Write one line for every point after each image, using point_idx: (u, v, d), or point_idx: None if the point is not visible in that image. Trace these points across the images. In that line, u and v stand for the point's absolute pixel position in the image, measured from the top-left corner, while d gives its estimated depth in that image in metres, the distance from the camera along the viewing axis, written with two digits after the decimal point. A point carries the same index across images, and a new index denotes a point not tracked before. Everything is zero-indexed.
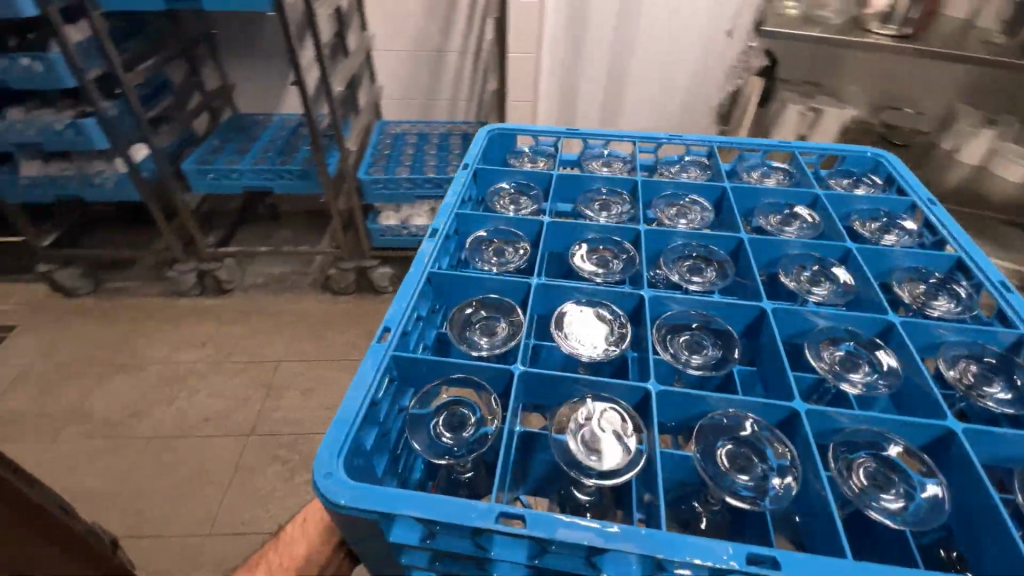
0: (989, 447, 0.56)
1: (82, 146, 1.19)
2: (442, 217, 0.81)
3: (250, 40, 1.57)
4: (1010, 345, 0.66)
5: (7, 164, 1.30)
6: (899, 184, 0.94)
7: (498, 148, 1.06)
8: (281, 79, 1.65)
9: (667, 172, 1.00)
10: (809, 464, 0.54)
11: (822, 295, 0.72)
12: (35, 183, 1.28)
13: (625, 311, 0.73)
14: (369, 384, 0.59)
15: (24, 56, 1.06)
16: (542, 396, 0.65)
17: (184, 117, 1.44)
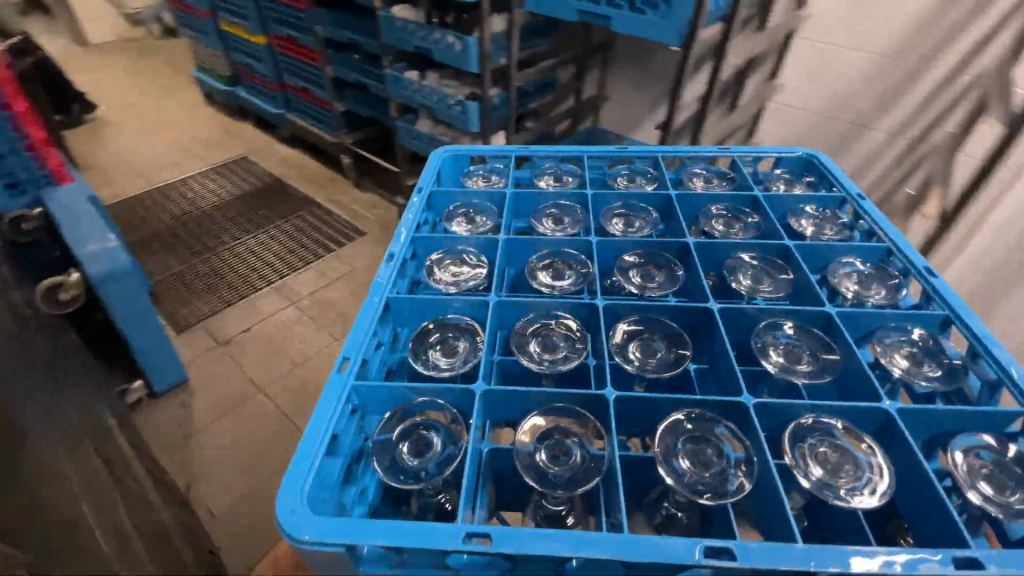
0: (935, 421, 0.57)
1: (459, 122, 1.34)
2: (395, 243, 0.77)
3: (640, 60, 1.55)
4: (938, 324, 0.68)
5: (413, 116, 1.58)
6: (826, 180, 0.93)
7: (454, 167, 0.98)
8: (652, 106, 1.60)
9: (618, 180, 0.95)
10: (761, 459, 0.54)
11: (770, 292, 0.72)
12: (420, 137, 1.52)
13: (579, 318, 0.71)
14: (330, 418, 0.56)
15: (452, 36, 1.21)
16: (500, 414, 0.62)
17: (549, 117, 1.52)
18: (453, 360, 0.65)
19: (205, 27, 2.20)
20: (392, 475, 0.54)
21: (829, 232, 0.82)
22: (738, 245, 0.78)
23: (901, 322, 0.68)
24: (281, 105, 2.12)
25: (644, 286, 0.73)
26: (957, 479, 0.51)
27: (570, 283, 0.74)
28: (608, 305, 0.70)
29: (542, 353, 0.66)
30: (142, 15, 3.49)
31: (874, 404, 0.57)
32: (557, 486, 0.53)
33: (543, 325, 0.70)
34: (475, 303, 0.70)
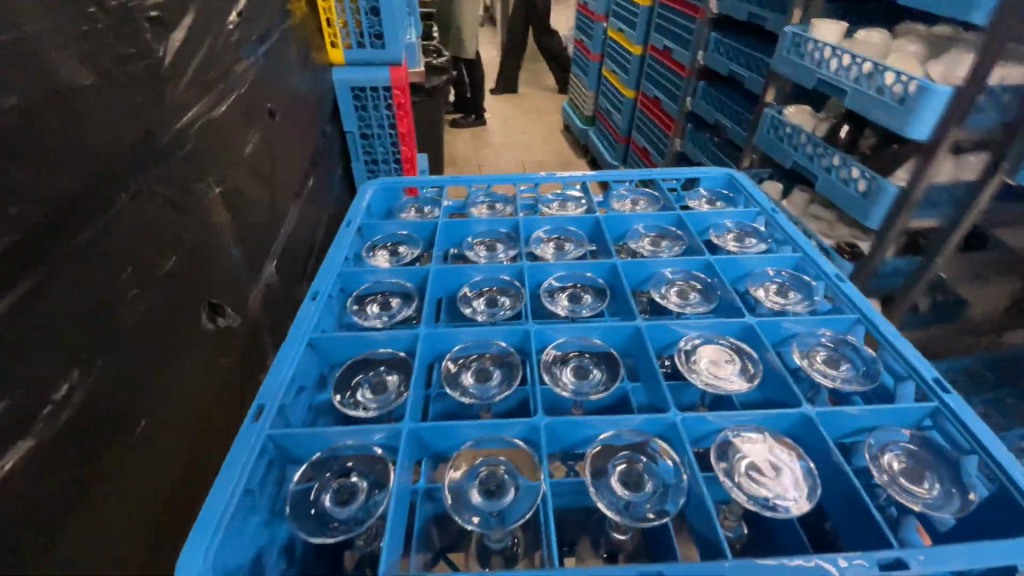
0: (851, 423, 0.44)
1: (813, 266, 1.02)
2: (318, 280, 0.58)
3: None
4: (845, 329, 0.53)
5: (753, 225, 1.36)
6: (744, 196, 0.74)
7: (380, 201, 0.77)
8: None
9: (546, 205, 0.75)
10: (686, 464, 0.41)
11: (694, 307, 0.56)
12: None
13: (513, 344, 0.53)
14: (234, 478, 0.39)
15: (863, 171, 0.85)
16: (429, 448, 0.45)
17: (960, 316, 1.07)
18: (381, 398, 0.48)
19: (589, 69, 2.39)
20: (315, 536, 0.38)
21: (755, 247, 0.64)
22: (656, 262, 0.60)
23: (808, 329, 0.53)
24: (620, 159, 2.17)
25: (576, 310, 0.57)
26: (885, 486, 0.39)
27: (507, 308, 0.57)
28: (537, 326, 0.53)
29: (479, 387, 0.49)
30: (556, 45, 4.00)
31: (789, 412, 0.44)
32: (491, 513, 0.40)
33: (474, 359, 0.52)
34: (396, 335, 0.52)
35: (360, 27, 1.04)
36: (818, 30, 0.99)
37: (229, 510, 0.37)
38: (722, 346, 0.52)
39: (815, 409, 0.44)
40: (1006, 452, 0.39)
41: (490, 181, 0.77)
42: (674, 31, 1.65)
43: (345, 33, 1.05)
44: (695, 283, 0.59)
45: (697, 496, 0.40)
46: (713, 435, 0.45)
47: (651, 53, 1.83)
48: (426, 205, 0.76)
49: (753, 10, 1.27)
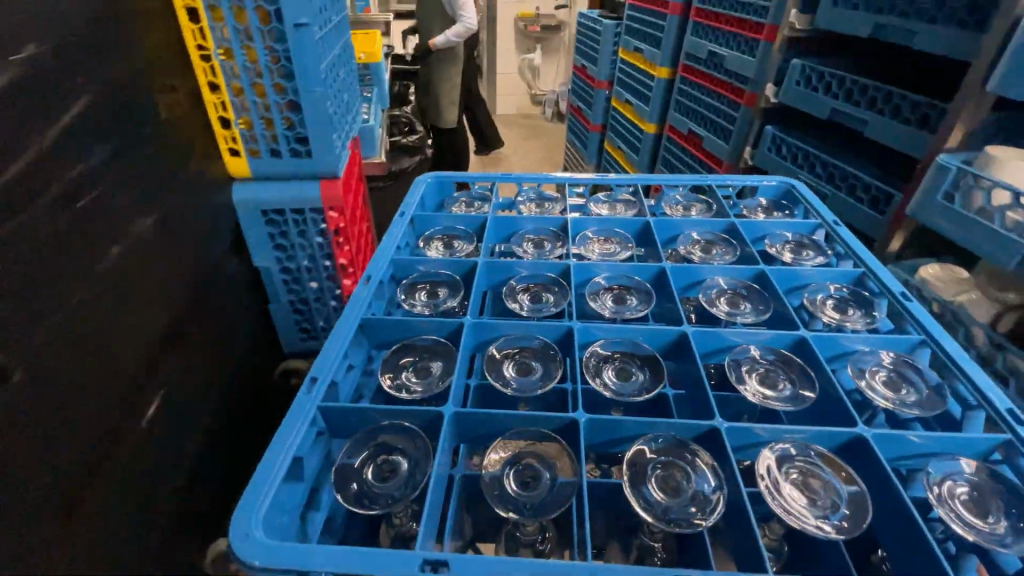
0: (912, 448, 0.42)
1: None
2: (372, 265, 0.60)
3: None
4: (908, 350, 0.50)
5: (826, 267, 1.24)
6: (802, 207, 0.71)
7: (432, 195, 0.78)
8: None
9: (597, 207, 0.74)
10: (728, 475, 0.40)
11: (744, 316, 0.54)
12: None
13: (553, 339, 0.54)
14: (289, 442, 0.41)
15: None
16: (468, 436, 0.46)
17: None
18: (426, 384, 0.49)
19: (589, 141, 2.23)
20: (360, 508, 0.39)
21: (811, 260, 0.62)
22: (708, 268, 0.60)
23: (867, 347, 0.51)
24: None
25: (619, 310, 0.56)
26: (947, 519, 0.37)
27: (551, 305, 0.57)
28: (581, 324, 0.53)
29: (520, 380, 0.49)
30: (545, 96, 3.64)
31: (846, 430, 0.42)
32: (526, 506, 0.40)
33: (518, 352, 0.52)
34: (442, 323, 0.53)
35: (273, 130, 0.78)
36: (1000, 168, 0.66)
37: (281, 471, 0.39)
38: (772, 358, 0.50)
39: (871, 430, 0.42)
40: None
41: (541, 181, 0.78)
42: (706, 116, 1.44)
43: (247, 143, 0.80)
44: (747, 292, 0.57)
45: (737, 504, 0.39)
46: (757, 448, 0.43)
47: (668, 132, 1.67)
48: (476, 201, 0.77)
49: (841, 108, 0.94)
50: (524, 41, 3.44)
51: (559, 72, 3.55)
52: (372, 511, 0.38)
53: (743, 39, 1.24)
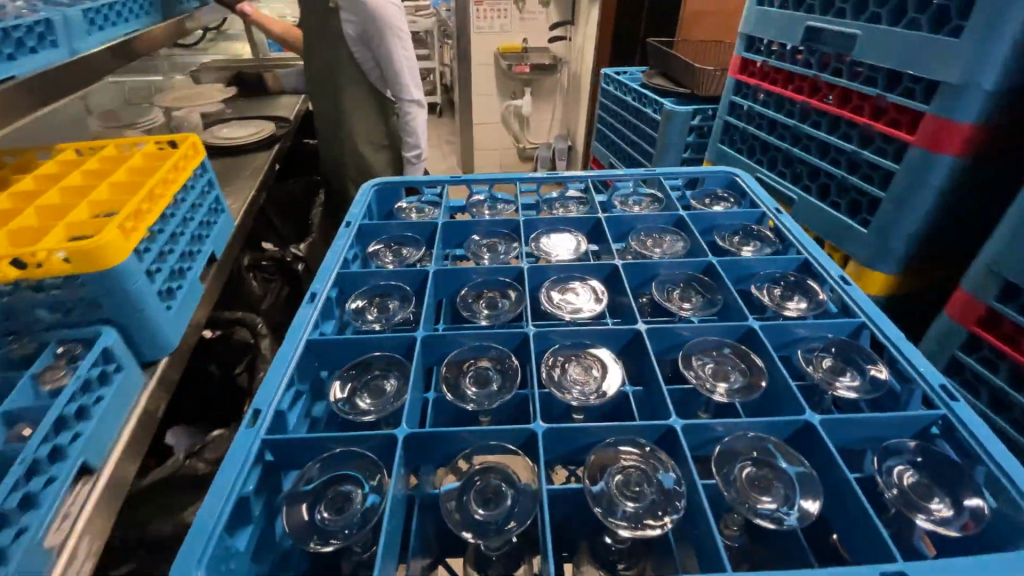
0: (857, 431, 0.43)
1: None
2: (316, 279, 0.58)
3: None
4: (850, 333, 0.52)
5: None
6: (748, 197, 0.72)
7: (379, 202, 0.76)
8: None
9: (551, 206, 0.74)
10: (685, 477, 0.41)
11: (694, 307, 0.55)
12: None
13: (509, 347, 0.53)
14: (230, 484, 0.39)
15: None
16: (428, 456, 0.44)
17: None
18: (379, 403, 0.48)
19: None
20: (311, 545, 0.37)
21: (751, 249, 0.63)
22: (661, 262, 0.60)
23: (812, 332, 0.52)
24: None
25: (572, 309, 0.56)
26: (895, 502, 0.38)
27: (506, 313, 0.56)
28: (538, 330, 0.53)
29: (480, 392, 0.48)
30: (536, 151, 2.74)
31: (795, 419, 0.43)
32: (487, 528, 0.39)
33: (471, 363, 0.51)
34: (394, 339, 0.52)
35: None
36: None
37: (224, 516, 0.37)
38: (722, 349, 0.51)
39: (822, 417, 0.43)
40: (1009, 457, 0.39)
41: (494, 183, 0.76)
42: None
43: None
44: (696, 282, 0.59)
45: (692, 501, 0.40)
46: (714, 443, 0.44)
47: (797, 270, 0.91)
48: (426, 207, 0.75)
49: None
50: (508, 84, 2.55)
51: (551, 124, 2.72)
52: (322, 548, 0.37)
53: (840, 121, 0.80)
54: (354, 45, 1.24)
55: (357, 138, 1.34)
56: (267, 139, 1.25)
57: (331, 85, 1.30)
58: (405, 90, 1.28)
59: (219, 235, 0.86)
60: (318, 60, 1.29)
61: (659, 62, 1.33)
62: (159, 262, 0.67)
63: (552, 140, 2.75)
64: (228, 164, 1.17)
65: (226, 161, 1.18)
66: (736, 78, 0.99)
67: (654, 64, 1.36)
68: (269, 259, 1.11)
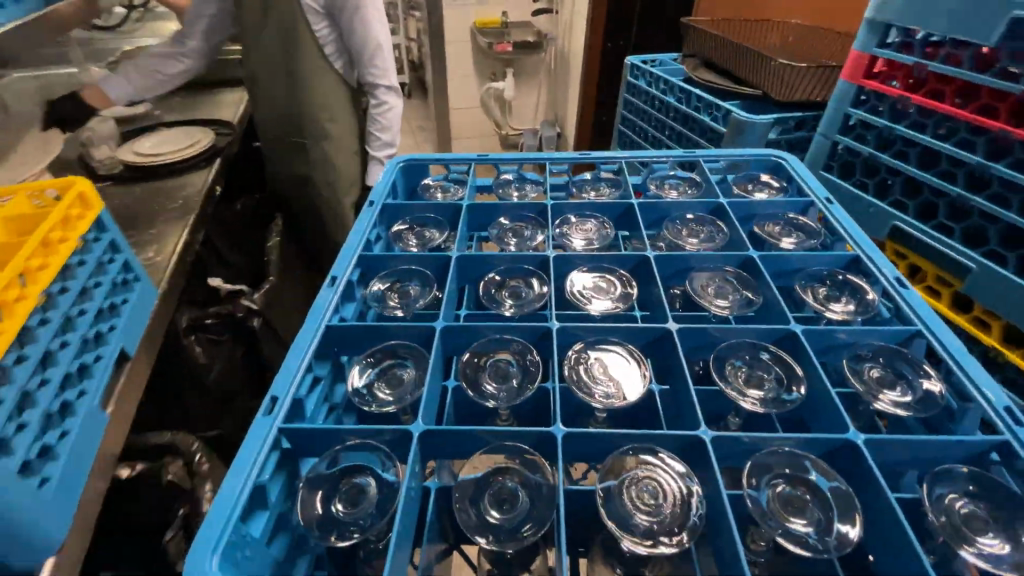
0: (904, 451, 0.40)
1: None
2: (338, 262, 0.56)
3: None
4: (902, 340, 0.48)
5: None
6: (796, 185, 0.67)
7: (403, 180, 0.74)
8: None
9: (580, 190, 0.70)
10: (711, 491, 0.39)
11: (727, 307, 0.52)
12: None
13: (530, 341, 0.51)
14: (247, 473, 0.38)
15: None
16: (443, 452, 0.43)
17: None
18: (396, 393, 0.47)
19: None
20: (325, 537, 0.37)
21: (795, 243, 0.59)
22: (696, 256, 0.56)
23: (858, 338, 0.48)
24: None
25: (596, 303, 0.53)
26: (944, 533, 0.35)
27: (528, 304, 0.54)
28: (560, 325, 0.50)
29: (499, 387, 0.47)
30: (520, 138, 2.44)
31: (834, 436, 0.40)
32: (502, 533, 0.38)
33: (491, 356, 0.50)
34: (413, 327, 0.50)
35: None
36: None
37: (240, 505, 0.37)
38: (757, 353, 0.48)
39: (865, 436, 0.40)
40: None
41: (523, 163, 0.73)
42: None
43: None
44: (733, 279, 0.55)
45: (718, 517, 0.38)
46: (743, 455, 0.41)
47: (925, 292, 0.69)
48: (450, 187, 0.72)
49: None
50: (486, 62, 2.22)
51: (537, 107, 2.44)
52: (339, 540, 0.37)
53: None
54: (316, 23, 0.96)
55: (332, 141, 1.06)
56: (205, 153, 0.98)
57: (288, 73, 1.00)
58: (382, 74, 1.04)
59: (131, 316, 0.64)
60: (262, 40, 0.98)
61: (696, 47, 1.06)
62: (41, 371, 0.50)
63: (538, 126, 2.49)
64: (122, 219, 0.83)
65: (150, 187, 0.91)
66: (859, 82, 0.72)
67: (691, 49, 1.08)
68: (216, 313, 0.88)
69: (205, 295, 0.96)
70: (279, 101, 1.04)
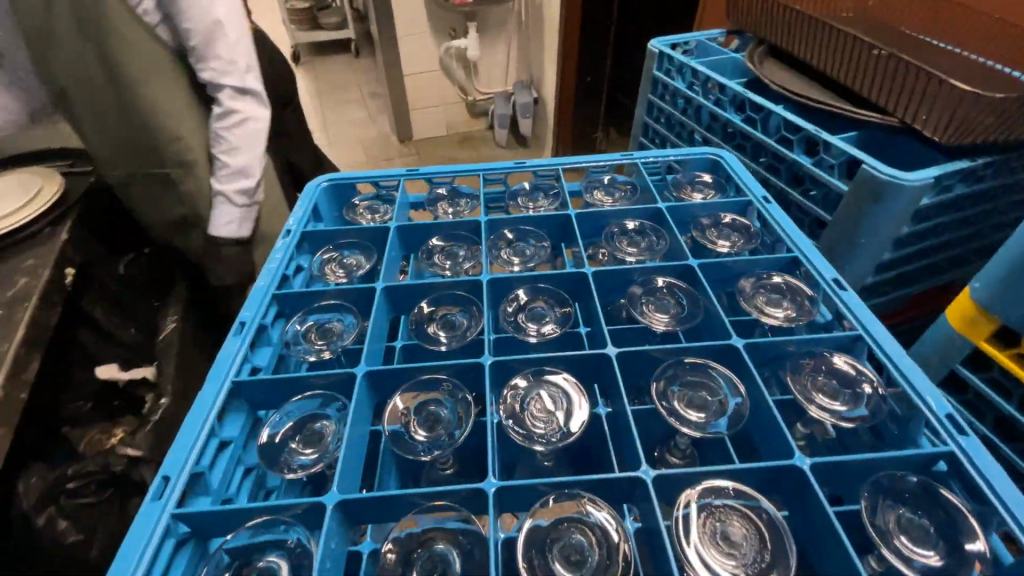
0: (847, 470, 0.38)
1: None
2: (249, 303, 0.51)
3: None
4: (844, 347, 0.47)
5: None
6: (735, 184, 0.65)
7: (329, 202, 0.68)
8: None
9: (516, 201, 0.66)
10: (656, 532, 0.36)
11: (670, 322, 0.49)
12: None
13: (465, 379, 0.47)
14: (128, 574, 0.33)
15: None
16: (368, 519, 0.39)
17: None
18: (314, 452, 0.42)
19: None
20: None
21: (734, 247, 0.57)
22: (635, 269, 0.53)
23: (803, 348, 0.46)
24: None
25: (534, 331, 0.50)
26: (890, 555, 0.33)
27: (460, 336, 0.50)
28: (496, 359, 0.47)
29: (431, 437, 0.43)
30: (489, 103, 2.30)
31: (777, 462, 0.38)
32: None
33: (422, 399, 0.46)
34: (332, 375, 0.46)
35: None
36: None
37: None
38: (702, 374, 0.45)
39: (810, 460, 0.38)
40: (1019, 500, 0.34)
41: (457, 176, 0.69)
42: None
43: None
44: (676, 291, 0.52)
45: (663, 561, 0.35)
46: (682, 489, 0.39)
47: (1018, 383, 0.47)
48: (380, 207, 0.67)
49: None
50: (446, 16, 2.07)
51: (507, 62, 2.23)
52: None
53: None
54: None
55: (195, 162, 0.91)
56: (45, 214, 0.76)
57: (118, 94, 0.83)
58: (228, 70, 0.85)
59: None
60: (66, 45, 0.78)
61: (762, 25, 0.75)
62: None
63: (511, 88, 2.28)
64: None
65: None
66: None
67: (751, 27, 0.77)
68: (77, 472, 0.77)
69: (100, 387, 0.85)
70: (114, 129, 0.87)
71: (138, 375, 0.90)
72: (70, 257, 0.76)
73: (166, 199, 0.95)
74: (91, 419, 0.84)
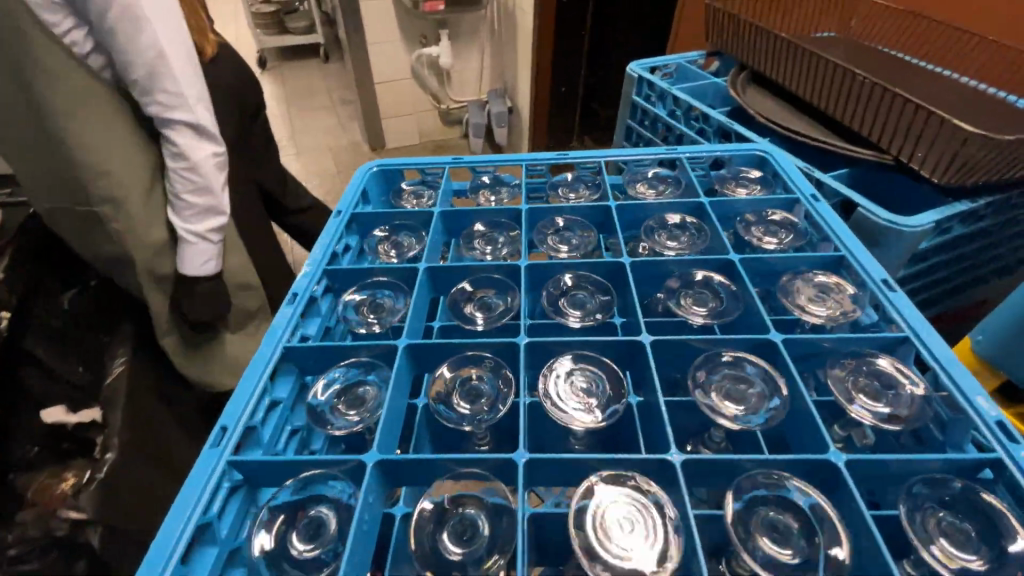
0: (884, 468, 0.38)
1: None
2: (301, 276, 0.54)
3: None
4: (889, 347, 0.45)
5: None
6: (782, 182, 0.64)
7: (378, 186, 0.71)
8: None
9: (558, 191, 0.67)
10: (683, 513, 0.37)
11: (708, 316, 0.49)
12: None
13: (502, 359, 0.49)
14: (189, 512, 0.37)
15: None
16: (404, 481, 0.41)
17: None
18: (357, 414, 0.45)
19: None
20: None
21: (778, 245, 0.56)
22: (674, 261, 0.54)
23: (846, 345, 0.46)
24: None
25: (571, 317, 0.51)
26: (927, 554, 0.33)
27: (498, 318, 0.52)
28: (532, 340, 0.48)
29: (471, 409, 0.45)
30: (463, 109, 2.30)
31: (812, 456, 0.38)
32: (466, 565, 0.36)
33: (461, 374, 0.48)
34: (376, 346, 0.48)
35: None
36: None
37: (183, 541, 0.35)
38: (740, 366, 0.45)
39: (847, 457, 0.37)
40: None
41: (501, 165, 0.70)
42: None
43: None
44: (716, 285, 0.52)
45: (689, 543, 0.36)
46: (711, 476, 0.39)
47: None
48: (424, 193, 0.70)
49: None
50: (416, 24, 2.05)
51: (484, 72, 2.25)
52: None
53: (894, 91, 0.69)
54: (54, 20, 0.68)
55: (128, 197, 0.80)
56: None
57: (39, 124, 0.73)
58: (176, 103, 0.76)
59: None
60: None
61: (752, 56, 0.79)
62: None
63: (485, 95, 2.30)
64: None
65: None
66: None
67: (739, 55, 0.81)
68: (16, 538, 0.82)
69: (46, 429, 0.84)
70: (38, 170, 0.78)
71: (87, 419, 0.86)
72: (2, 298, 0.74)
73: (90, 245, 0.84)
74: (40, 463, 0.85)
